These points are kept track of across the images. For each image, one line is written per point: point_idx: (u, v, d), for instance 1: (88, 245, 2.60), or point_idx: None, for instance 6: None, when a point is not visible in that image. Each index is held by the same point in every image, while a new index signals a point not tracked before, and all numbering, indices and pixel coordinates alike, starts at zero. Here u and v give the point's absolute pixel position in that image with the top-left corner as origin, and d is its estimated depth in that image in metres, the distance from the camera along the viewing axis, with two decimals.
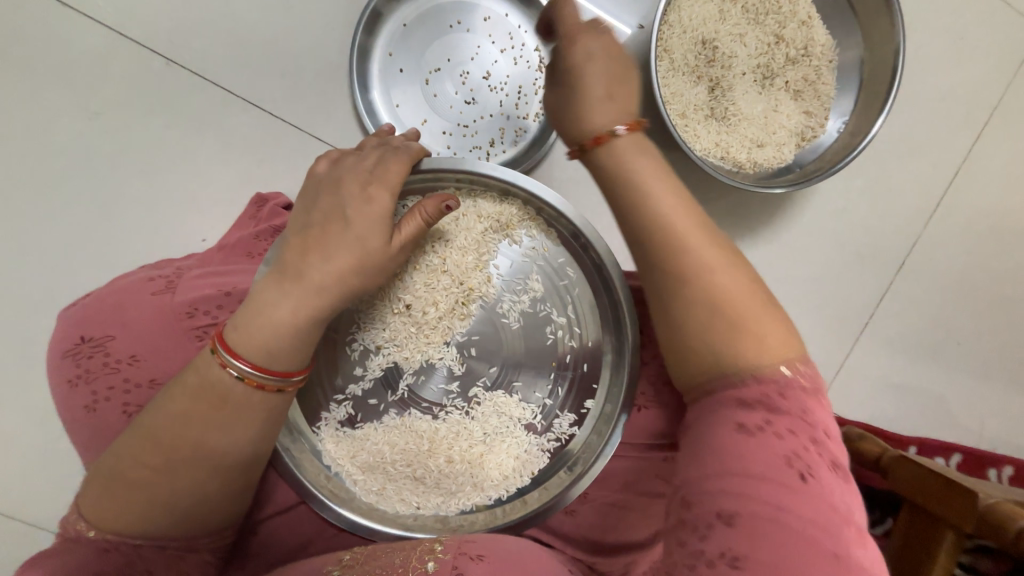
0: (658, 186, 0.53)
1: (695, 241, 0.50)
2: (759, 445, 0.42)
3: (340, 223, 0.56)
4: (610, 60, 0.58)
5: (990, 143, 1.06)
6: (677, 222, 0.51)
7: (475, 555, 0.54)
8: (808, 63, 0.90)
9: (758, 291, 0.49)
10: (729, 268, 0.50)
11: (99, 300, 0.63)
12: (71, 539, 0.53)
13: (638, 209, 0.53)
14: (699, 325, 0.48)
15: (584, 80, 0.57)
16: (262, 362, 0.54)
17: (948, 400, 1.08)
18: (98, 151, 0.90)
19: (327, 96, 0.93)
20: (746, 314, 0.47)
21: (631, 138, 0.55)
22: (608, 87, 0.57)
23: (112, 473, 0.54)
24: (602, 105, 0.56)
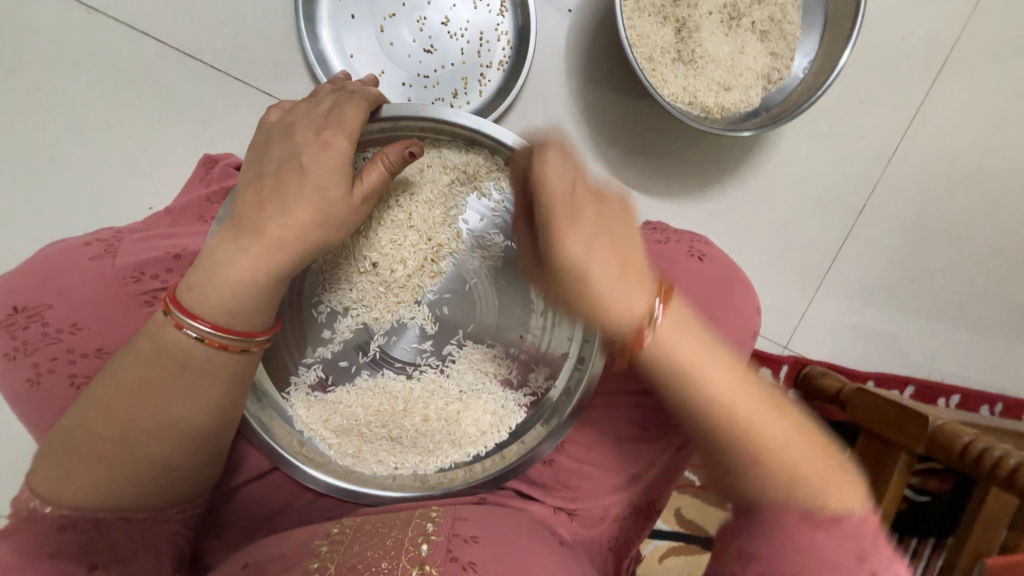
0: (668, 332, 0.53)
1: (717, 381, 0.52)
2: (825, 537, 0.48)
3: (296, 170, 0.53)
4: (577, 182, 0.57)
5: (947, 85, 1.07)
6: (728, 374, 0.53)
7: (469, 537, 0.57)
8: (774, 2, 0.88)
9: (795, 419, 0.52)
10: (750, 391, 0.52)
11: (29, 267, 0.57)
12: (26, 517, 0.51)
13: (696, 394, 0.53)
14: (744, 461, 0.51)
15: (576, 245, 0.56)
16: (223, 322, 0.51)
17: (904, 338, 1.14)
18: (17, 112, 0.82)
19: (274, 46, 0.86)
20: (773, 426, 0.51)
21: (633, 286, 0.55)
22: (602, 233, 0.57)
23: (64, 446, 0.51)
24: (589, 254, 0.56)
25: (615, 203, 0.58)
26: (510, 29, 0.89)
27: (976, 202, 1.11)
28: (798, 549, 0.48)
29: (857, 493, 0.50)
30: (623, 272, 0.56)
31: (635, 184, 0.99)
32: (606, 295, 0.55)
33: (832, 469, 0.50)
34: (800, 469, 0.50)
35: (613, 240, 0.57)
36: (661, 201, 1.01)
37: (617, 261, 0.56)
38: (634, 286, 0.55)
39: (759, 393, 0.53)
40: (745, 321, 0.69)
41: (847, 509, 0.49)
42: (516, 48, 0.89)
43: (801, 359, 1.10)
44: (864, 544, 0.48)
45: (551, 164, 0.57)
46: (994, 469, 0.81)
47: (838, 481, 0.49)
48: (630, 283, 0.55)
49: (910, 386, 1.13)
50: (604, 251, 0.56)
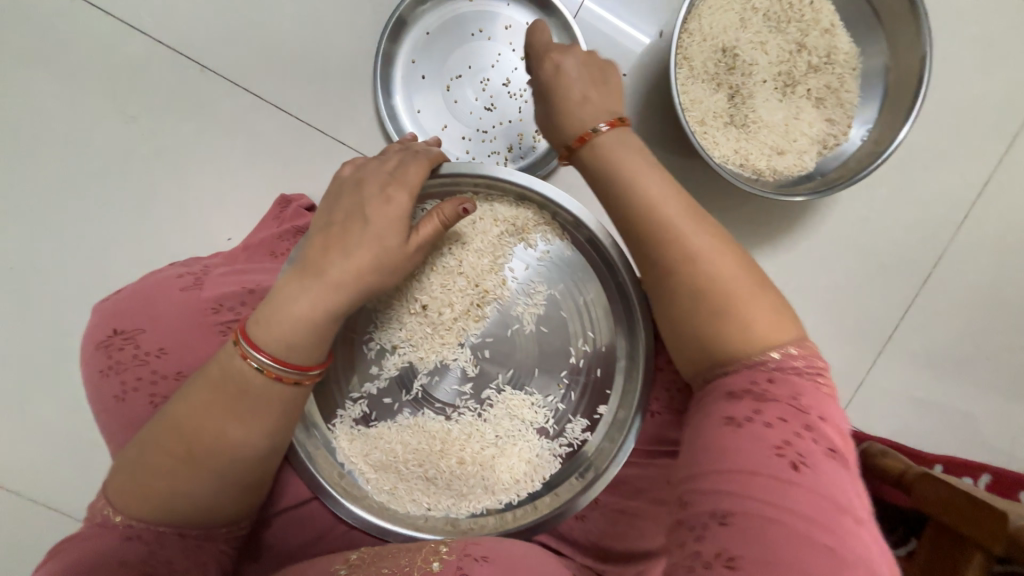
0: (627, 164, 0.58)
1: (686, 227, 0.53)
2: (746, 435, 0.44)
3: (360, 221, 0.58)
4: (572, 73, 0.66)
5: (1022, 154, 1.02)
6: (669, 198, 0.55)
7: (480, 556, 0.55)
8: (830, 70, 0.89)
9: (764, 290, 0.51)
10: (717, 247, 0.52)
11: (128, 294, 0.65)
12: (99, 523, 0.56)
13: (637, 193, 0.56)
14: (669, 230, 0.53)
15: (556, 62, 0.67)
16: (283, 355, 0.55)
17: (977, 419, 1.04)
18: (131, 153, 0.94)
19: (350, 101, 0.95)
20: (719, 261, 0.51)
21: (602, 101, 0.64)
22: (584, 69, 0.66)
23: (138, 461, 0.55)
24: (571, 70, 0.66)
25: (602, 65, 0.67)
26: None
27: None
28: (714, 449, 0.44)
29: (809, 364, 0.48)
30: (598, 104, 0.63)
31: None
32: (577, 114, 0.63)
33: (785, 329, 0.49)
34: (744, 337, 0.49)
35: (600, 81, 0.66)
36: None
37: (585, 92, 0.64)
38: (596, 95, 0.64)
39: (704, 238, 0.53)
40: None
41: (791, 362, 0.47)
42: None
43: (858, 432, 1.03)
44: (805, 419, 0.44)
45: (540, 35, 0.70)
46: None
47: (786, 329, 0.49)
48: (591, 104, 0.63)
49: (988, 472, 0.98)
50: (585, 87, 0.65)
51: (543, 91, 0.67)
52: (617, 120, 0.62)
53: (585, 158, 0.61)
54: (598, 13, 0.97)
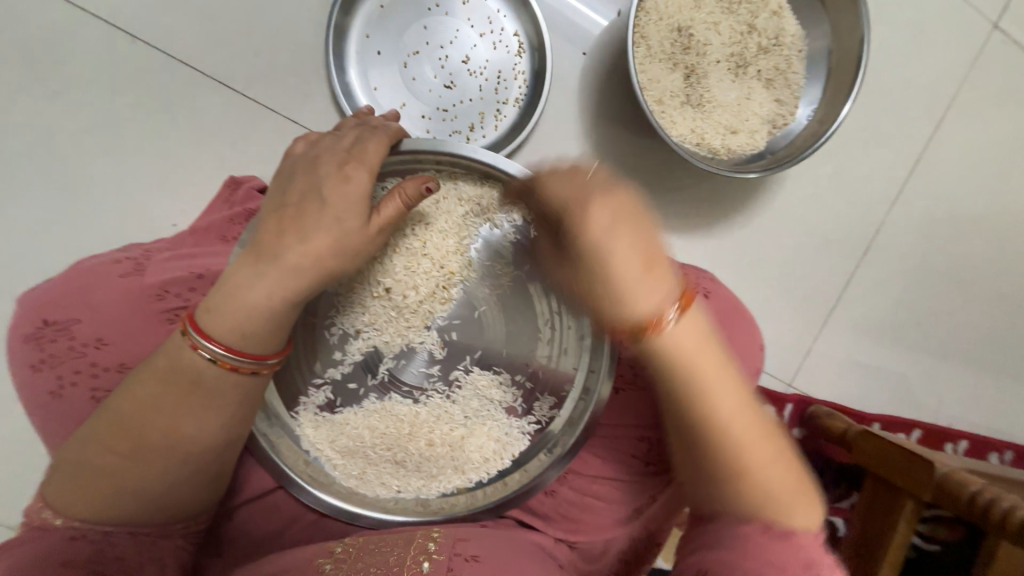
0: (681, 335, 0.53)
1: (721, 397, 0.53)
2: (779, 547, 0.51)
3: (317, 202, 0.55)
4: (613, 201, 0.54)
5: (948, 134, 1.11)
6: (712, 368, 0.53)
7: (469, 556, 0.58)
8: (778, 52, 0.92)
9: (784, 452, 0.54)
10: (747, 411, 0.54)
11: (58, 283, 0.59)
12: (37, 527, 0.52)
13: (685, 392, 0.54)
14: (712, 419, 0.53)
15: (601, 226, 0.53)
16: (237, 344, 0.53)
17: (909, 380, 1.14)
18: (56, 131, 0.86)
19: (302, 77, 0.91)
20: (750, 437, 0.53)
21: (654, 282, 0.54)
22: (630, 232, 0.54)
23: (81, 458, 0.52)
24: (620, 242, 0.53)
25: (643, 206, 0.55)
26: (526, 69, 0.93)
27: (978, 249, 1.13)
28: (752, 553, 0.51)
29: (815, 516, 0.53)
30: (651, 275, 0.54)
31: None
32: (636, 301, 0.54)
33: (804, 492, 0.54)
34: (764, 501, 0.52)
35: (648, 250, 0.54)
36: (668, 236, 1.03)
37: (642, 254, 0.54)
38: (654, 282, 0.54)
39: (757, 417, 0.54)
40: (747, 358, 0.69)
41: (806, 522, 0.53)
42: (532, 86, 0.93)
43: (806, 397, 1.11)
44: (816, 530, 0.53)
45: (572, 178, 0.56)
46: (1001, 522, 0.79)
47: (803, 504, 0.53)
48: (650, 282, 0.54)
49: (917, 430, 1.11)
50: (638, 249, 0.53)
51: (564, 218, 0.57)
52: (683, 296, 0.53)
53: (643, 348, 0.55)
54: None
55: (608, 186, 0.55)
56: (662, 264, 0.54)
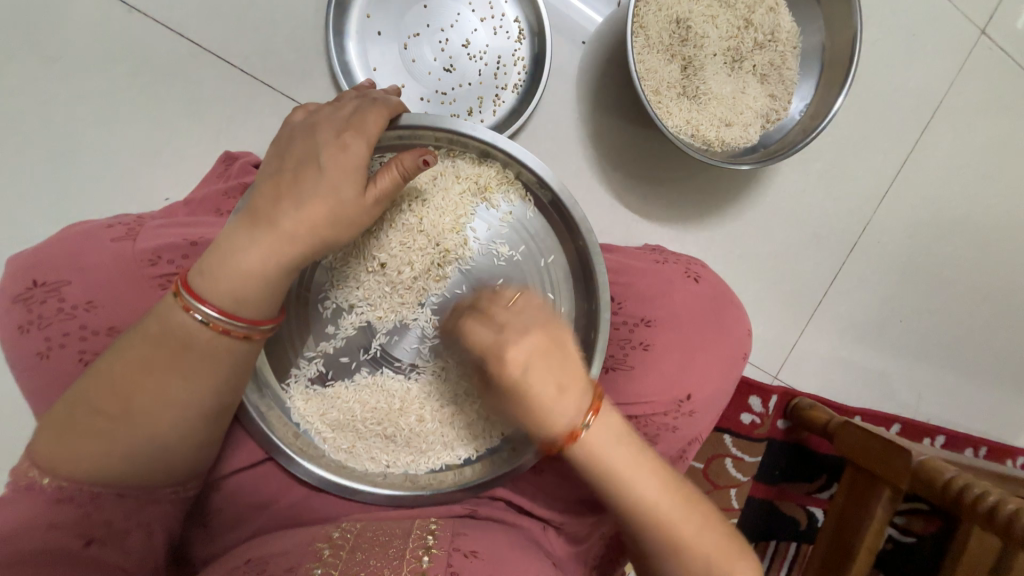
0: (599, 439, 0.54)
1: (646, 484, 0.55)
2: None
3: (314, 169, 0.56)
4: (528, 319, 0.56)
5: (935, 137, 1.14)
6: (634, 461, 0.55)
7: (468, 552, 0.60)
8: (774, 49, 0.94)
9: (715, 519, 0.57)
10: (671, 493, 0.55)
11: (48, 245, 0.59)
12: (24, 486, 0.51)
13: (615, 492, 0.55)
14: (639, 514, 0.55)
15: (517, 364, 0.54)
16: (230, 308, 0.53)
17: (890, 376, 1.17)
18: (49, 98, 0.85)
19: (301, 54, 0.90)
20: (681, 518, 0.55)
21: (567, 400, 0.54)
22: (542, 355, 0.54)
23: (69, 421, 0.51)
24: (540, 378, 0.53)
25: (557, 319, 0.57)
26: (526, 55, 0.94)
27: (959, 250, 1.17)
28: None
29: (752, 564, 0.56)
30: (568, 392, 0.54)
31: (637, 208, 1.03)
32: (552, 421, 0.54)
33: (740, 551, 0.56)
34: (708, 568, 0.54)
35: (561, 361, 0.55)
36: (661, 227, 1.05)
37: (555, 381, 0.54)
38: (568, 400, 0.54)
39: (678, 491, 0.56)
40: (735, 342, 0.70)
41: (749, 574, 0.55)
42: (531, 72, 0.94)
43: (791, 390, 1.13)
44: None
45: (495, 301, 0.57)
46: (975, 508, 0.82)
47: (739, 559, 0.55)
48: (567, 400, 0.54)
49: (897, 424, 1.15)
50: (554, 377, 0.54)
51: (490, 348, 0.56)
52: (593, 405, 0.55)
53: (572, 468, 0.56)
54: None
55: (514, 308, 0.56)
56: (578, 381, 0.55)
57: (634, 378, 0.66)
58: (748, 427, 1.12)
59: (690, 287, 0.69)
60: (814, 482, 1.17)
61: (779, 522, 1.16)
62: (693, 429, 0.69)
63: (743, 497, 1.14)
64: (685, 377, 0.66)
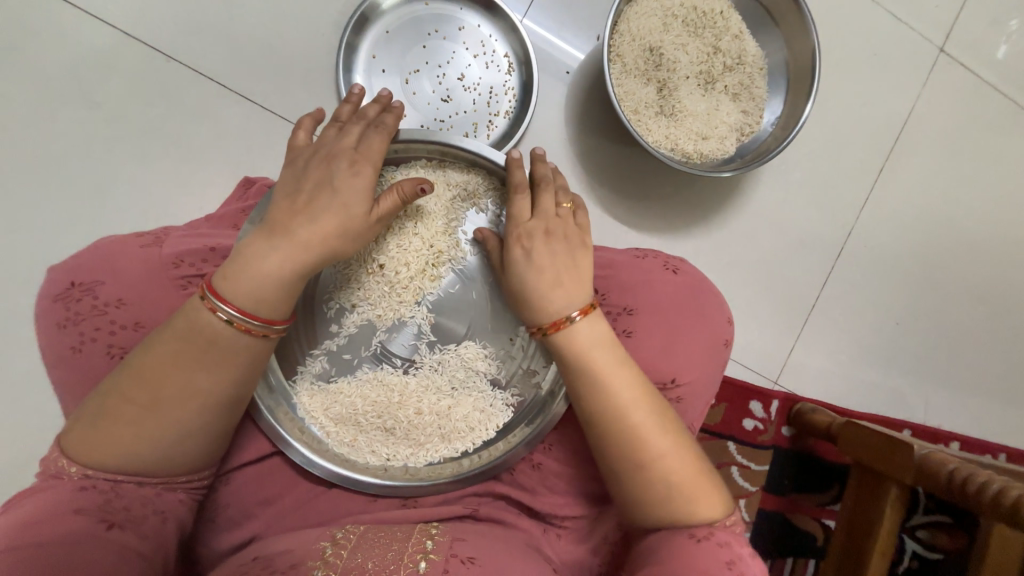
0: (586, 339, 0.62)
1: (624, 391, 0.61)
2: (702, 551, 0.55)
3: (328, 189, 0.62)
4: (546, 222, 0.67)
5: (907, 146, 1.19)
6: (618, 374, 0.61)
7: (466, 558, 0.61)
8: (742, 70, 1.02)
9: (685, 447, 0.61)
10: (648, 407, 0.61)
11: (85, 251, 0.66)
12: (53, 475, 0.55)
13: (597, 388, 0.61)
14: (615, 422, 0.60)
15: (526, 248, 0.66)
16: (250, 308, 0.58)
17: (889, 378, 1.18)
18: (93, 138, 0.96)
19: (314, 92, 1.01)
20: (655, 441, 0.60)
21: (572, 289, 0.64)
22: (550, 252, 0.65)
23: (99, 411, 0.56)
24: (545, 266, 0.65)
25: (576, 232, 0.68)
26: (516, 85, 1.04)
27: (946, 252, 1.20)
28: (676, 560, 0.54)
29: (714, 504, 0.59)
30: (571, 282, 0.64)
31: (627, 220, 1.09)
32: (550, 303, 0.64)
33: (706, 488, 0.60)
34: (666, 485, 0.59)
35: (568, 263, 0.65)
36: (651, 236, 1.10)
37: (558, 274, 0.65)
38: (571, 287, 0.64)
39: (656, 409, 0.61)
40: (716, 330, 0.72)
41: (710, 518, 0.59)
42: (521, 100, 1.04)
43: (791, 396, 1.13)
44: (734, 535, 0.58)
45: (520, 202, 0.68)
46: (982, 497, 0.82)
47: (702, 490, 0.59)
48: (564, 292, 0.64)
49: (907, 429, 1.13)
50: (559, 270, 0.65)
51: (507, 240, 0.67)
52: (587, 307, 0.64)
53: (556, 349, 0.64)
54: (536, 30, 1.07)
55: (546, 211, 0.68)
56: (580, 285, 0.65)
57: None
58: (751, 433, 1.12)
59: (669, 278, 0.73)
60: (827, 493, 1.14)
61: (795, 537, 1.13)
62: (683, 416, 0.72)
63: (754, 509, 1.12)
64: (666, 360, 0.70)
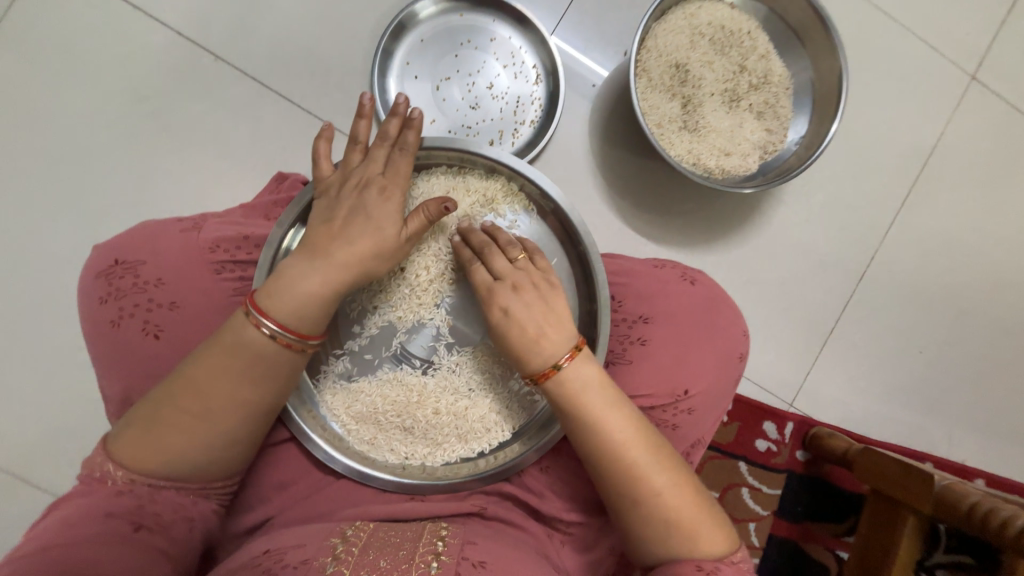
0: (577, 380, 0.61)
1: (620, 427, 0.60)
2: None
3: (363, 218, 0.65)
4: (519, 275, 0.67)
5: (934, 171, 1.18)
6: (613, 410, 0.60)
7: (476, 562, 0.61)
8: (767, 89, 1.03)
9: (684, 481, 0.60)
10: (644, 441, 0.60)
11: (129, 232, 0.69)
12: (94, 480, 0.57)
13: (593, 427, 0.60)
14: (612, 456, 0.59)
15: (502, 304, 0.66)
16: (290, 323, 0.61)
17: (910, 408, 1.15)
18: (140, 130, 1.02)
19: (348, 94, 1.05)
20: (652, 474, 0.59)
21: (554, 337, 0.63)
22: (528, 300, 0.65)
23: (143, 418, 0.58)
24: (525, 320, 0.64)
25: (549, 281, 0.68)
26: (542, 95, 1.07)
27: (973, 281, 1.17)
28: None
29: (717, 538, 0.58)
30: (550, 331, 0.63)
31: (645, 232, 1.10)
32: (536, 355, 0.63)
33: (707, 522, 0.59)
34: (667, 520, 0.58)
35: (544, 309, 0.65)
36: (669, 250, 1.10)
37: (539, 325, 0.64)
38: (552, 335, 0.63)
39: (653, 443, 0.60)
40: (731, 342, 0.72)
41: (715, 553, 0.57)
42: (547, 110, 1.06)
43: (808, 419, 1.11)
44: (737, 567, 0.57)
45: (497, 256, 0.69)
46: (1001, 530, 0.78)
47: (703, 523, 0.58)
48: (547, 338, 0.63)
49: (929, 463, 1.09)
50: (539, 321, 0.64)
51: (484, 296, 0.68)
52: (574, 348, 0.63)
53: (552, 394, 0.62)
54: (564, 45, 1.10)
55: (516, 262, 0.68)
56: (562, 329, 0.64)
57: (634, 374, 0.70)
58: (764, 455, 1.10)
59: (685, 289, 0.73)
60: (842, 523, 1.11)
61: (806, 566, 1.10)
62: (694, 427, 0.72)
63: (764, 534, 1.09)
64: (679, 373, 0.69)
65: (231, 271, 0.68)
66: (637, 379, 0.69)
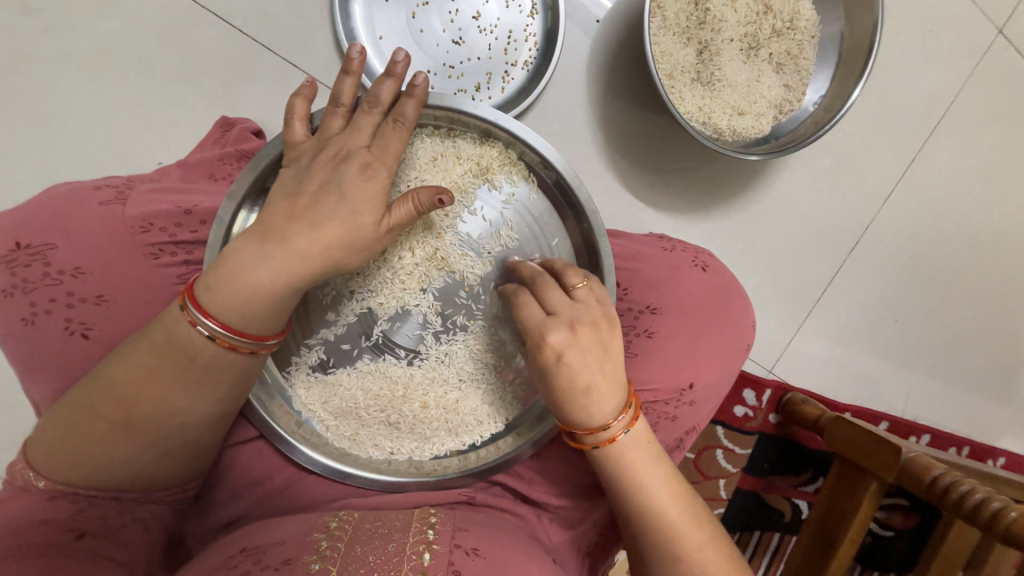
0: (624, 443, 0.57)
1: (655, 484, 0.58)
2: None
3: (334, 195, 0.54)
4: (577, 313, 0.58)
5: (943, 136, 1.13)
6: (652, 467, 0.58)
7: (470, 550, 0.57)
8: (792, 37, 0.91)
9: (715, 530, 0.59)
10: (675, 491, 0.58)
11: (34, 205, 0.57)
12: (18, 487, 0.50)
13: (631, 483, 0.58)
14: (643, 511, 0.58)
15: (554, 349, 0.56)
16: (235, 323, 0.51)
17: (881, 375, 1.19)
18: (35, 52, 0.81)
19: (303, 17, 0.86)
20: (686, 526, 0.57)
21: (608, 391, 0.56)
22: (584, 346, 0.56)
23: (66, 424, 0.50)
24: (578, 370, 0.56)
25: (611, 324, 0.58)
26: (538, 31, 0.91)
27: (960, 252, 1.17)
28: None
29: None
30: (605, 388, 0.56)
31: (643, 196, 1.02)
32: (586, 410, 0.57)
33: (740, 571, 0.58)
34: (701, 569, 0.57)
35: (600, 355, 0.57)
36: (667, 216, 1.03)
37: (592, 378, 0.56)
38: (608, 388, 0.56)
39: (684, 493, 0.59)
40: (737, 334, 0.70)
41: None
42: (543, 50, 0.91)
43: (784, 385, 1.13)
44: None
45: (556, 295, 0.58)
46: (959, 503, 0.86)
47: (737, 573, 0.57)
48: (598, 397, 0.56)
49: (885, 421, 1.17)
50: (595, 375, 0.56)
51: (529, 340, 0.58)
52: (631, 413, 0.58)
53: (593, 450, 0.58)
54: None
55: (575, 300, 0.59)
56: (619, 390, 0.57)
57: (638, 365, 0.65)
58: (741, 420, 1.14)
59: (694, 276, 0.69)
60: (801, 475, 1.18)
61: (765, 514, 1.18)
62: (692, 417, 0.70)
63: (732, 488, 1.16)
64: (684, 366, 0.66)
65: (173, 255, 0.56)
66: (641, 372, 0.65)
